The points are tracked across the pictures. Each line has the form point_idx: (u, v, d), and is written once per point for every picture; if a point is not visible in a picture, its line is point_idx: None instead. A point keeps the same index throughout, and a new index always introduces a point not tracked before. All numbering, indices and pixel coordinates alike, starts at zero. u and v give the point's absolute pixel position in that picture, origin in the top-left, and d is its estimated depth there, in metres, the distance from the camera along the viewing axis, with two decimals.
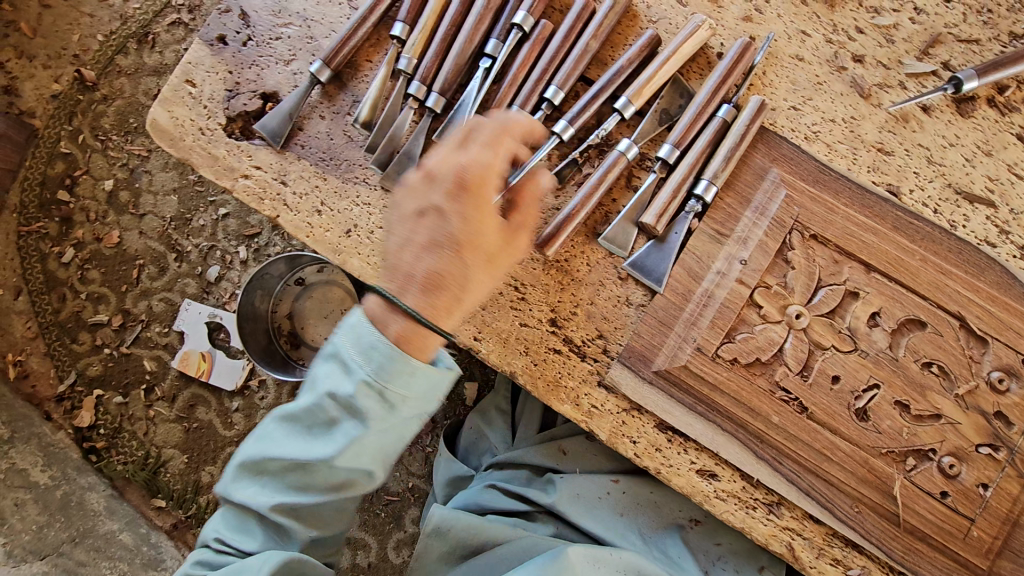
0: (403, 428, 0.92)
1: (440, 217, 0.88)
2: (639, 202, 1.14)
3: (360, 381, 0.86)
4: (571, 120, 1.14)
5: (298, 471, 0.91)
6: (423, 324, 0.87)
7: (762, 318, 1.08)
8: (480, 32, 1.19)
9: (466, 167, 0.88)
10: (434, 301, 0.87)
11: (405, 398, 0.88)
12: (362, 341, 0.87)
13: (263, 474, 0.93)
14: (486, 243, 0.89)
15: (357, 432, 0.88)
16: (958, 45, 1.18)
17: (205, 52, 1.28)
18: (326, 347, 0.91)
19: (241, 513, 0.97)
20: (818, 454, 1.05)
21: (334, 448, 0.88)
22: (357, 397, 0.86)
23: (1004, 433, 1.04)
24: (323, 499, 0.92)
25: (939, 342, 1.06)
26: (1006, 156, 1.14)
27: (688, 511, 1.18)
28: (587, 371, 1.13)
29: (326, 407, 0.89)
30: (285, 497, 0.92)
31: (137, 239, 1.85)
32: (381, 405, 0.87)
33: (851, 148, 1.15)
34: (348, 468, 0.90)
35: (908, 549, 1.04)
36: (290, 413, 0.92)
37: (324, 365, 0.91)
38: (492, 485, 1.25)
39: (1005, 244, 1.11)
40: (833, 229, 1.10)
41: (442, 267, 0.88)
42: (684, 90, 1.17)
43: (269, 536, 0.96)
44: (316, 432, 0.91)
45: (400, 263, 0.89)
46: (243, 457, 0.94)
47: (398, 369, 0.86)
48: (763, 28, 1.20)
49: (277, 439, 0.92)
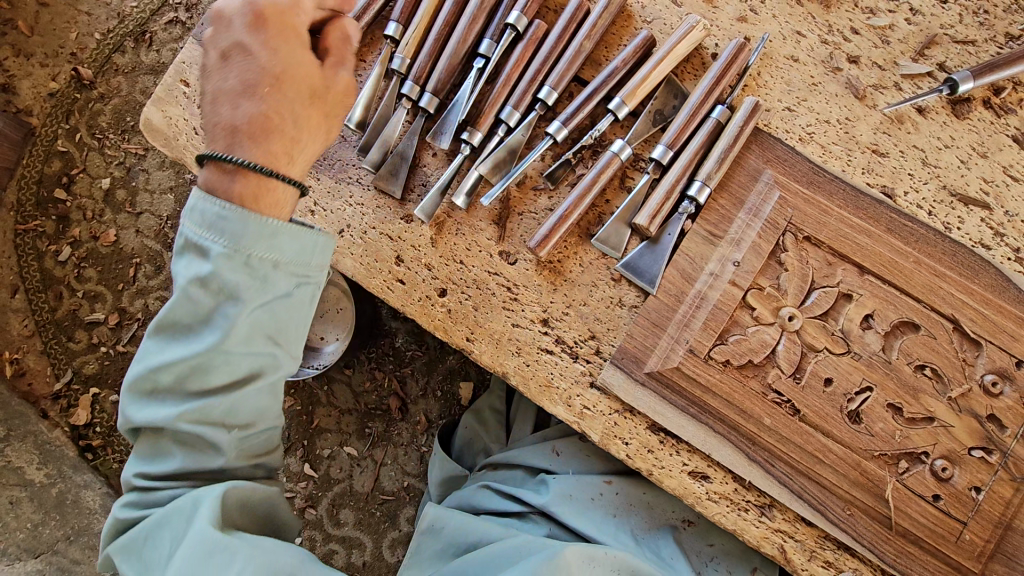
0: (293, 291, 0.90)
1: (247, 55, 0.92)
2: (633, 203, 1.14)
3: (219, 255, 0.84)
4: (565, 121, 1.14)
5: (193, 373, 0.87)
6: (260, 173, 0.88)
7: (755, 319, 1.08)
8: (474, 32, 1.18)
9: (263, 4, 0.93)
10: (266, 148, 0.90)
11: (275, 262, 0.87)
12: (210, 220, 0.85)
13: (155, 390, 0.89)
14: (304, 76, 0.93)
15: (233, 311, 0.85)
16: (954, 45, 1.17)
17: (199, 51, 1.27)
18: (177, 242, 0.87)
19: (153, 440, 0.93)
20: (810, 457, 1.05)
21: (218, 335, 0.85)
22: (219, 273, 0.84)
23: (998, 437, 1.03)
24: (226, 396, 0.89)
25: (933, 345, 1.05)
26: (1002, 158, 1.14)
27: (681, 511, 1.18)
28: (580, 372, 1.13)
29: (195, 297, 0.86)
30: (185, 404, 0.88)
31: (134, 237, 1.85)
32: (250, 274, 0.85)
33: (845, 150, 1.15)
34: (241, 351, 0.87)
35: (900, 551, 1.03)
36: (163, 320, 0.88)
37: (183, 260, 0.87)
38: (486, 483, 1.25)
39: (999, 247, 1.11)
40: (826, 231, 1.09)
41: (263, 108, 0.91)
42: (679, 90, 1.17)
43: (188, 454, 0.92)
44: (193, 329, 0.87)
45: (220, 116, 0.91)
46: (129, 379, 0.89)
47: (260, 230, 0.85)
48: (758, 28, 1.19)
49: (155, 350, 0.89)
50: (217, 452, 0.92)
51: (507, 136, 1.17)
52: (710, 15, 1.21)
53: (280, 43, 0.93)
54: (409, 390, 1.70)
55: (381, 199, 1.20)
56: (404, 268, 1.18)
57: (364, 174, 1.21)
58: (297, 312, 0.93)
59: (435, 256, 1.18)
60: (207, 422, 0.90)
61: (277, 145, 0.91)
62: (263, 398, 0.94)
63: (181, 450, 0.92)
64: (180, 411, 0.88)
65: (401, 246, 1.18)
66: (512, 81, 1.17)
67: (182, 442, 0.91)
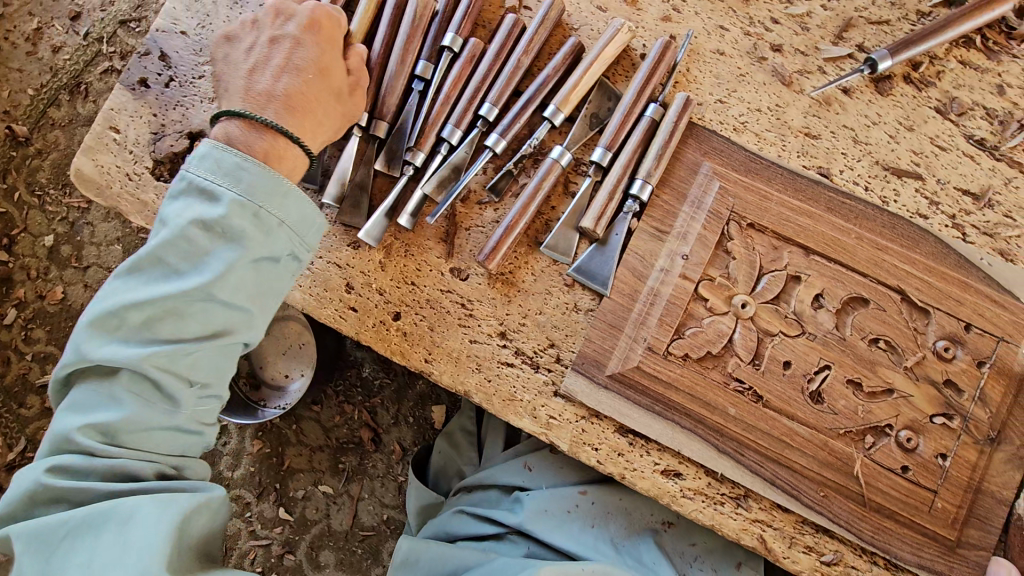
0: (285, 257, 0.94)
1: (297, 46, 1.03)
2: (578, 207, 1.13)
3: (232, 201, 0.88)
4: (504, 134, 1.14)
5: (172, 310, 0.86)
6: (292, 147, 0.99)
7: (709, 310, 1.08)
8: (411, 52, 1.15)
9: (318, 10, 1.06)
10: (290, 125, 1.00)
11: (281, 221, 0.91)
12: (223, 166, 0.90)
13: (123, 329, 0.85)
14: (340, 73, 1.05)
15: (232, 257, 0.87)
16: (870, 27, 1.21)
17: (127, 96, 1.25)
18: (178, 183, 0.90)
19: (99, 388, 0.86)
20: (778, 442, 1.04)
21: (210, 275, 0.86)
22: (226, 216, 0.87)
23: (956, 401, 1.04)
24: (200, 345, 0.88)
25: (883, 317, 1.07)
26: (927, 130, 1.17)
27: (660, 514, 1.16)
28: (542, 382, 1.12)
29: (192, 236, 0.87)
30: (156, 345, 0.85)
31: (82, 293, 1.79)
32: (255, 225, 0.89)
33: (779, 136, 1.17)
34: (226, 301, 0.88)
35: (877, 528, 1.03)
36: (146, 257, 0.87)
37: (185, 199, 0.89)
38: (462, 507, 1.22)
39: (936, 215, 1.13)
40: (769, 216, 1.10)
41: (302, 91, 1.01)
42: (612, 92, 1.18)
43: (140, 407, 0.85)
44: (180, 269, 0.87)
45: (262, 87, 1.01)
46: (94, 313, 0.85)
47: (268, 188, 0.91)
48: (682, 26, 1.21)
49: (132, 288, 0.86)
50: (172, 406, 0.87)
51: (449, 154, 1.16)
52: (636, 16, 1.22)
53: (327, 39, 1.05)
54: (381, 419, 1.67)
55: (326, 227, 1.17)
56: (354, 295, 1.15)
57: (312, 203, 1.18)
58: (282, 281, 0.95)
59: (385, 280, 1.16)
60: (173, 369, 0.86)
61: (301, 127, 1.01)
62: (230, 361, 0.93)
63: (128, 399, 0.85)
64: (151, 352, 0.84)
65: (349, 272, 1.16)
66: (450, 100, 1.16)
67: (134, 390, 0.85)
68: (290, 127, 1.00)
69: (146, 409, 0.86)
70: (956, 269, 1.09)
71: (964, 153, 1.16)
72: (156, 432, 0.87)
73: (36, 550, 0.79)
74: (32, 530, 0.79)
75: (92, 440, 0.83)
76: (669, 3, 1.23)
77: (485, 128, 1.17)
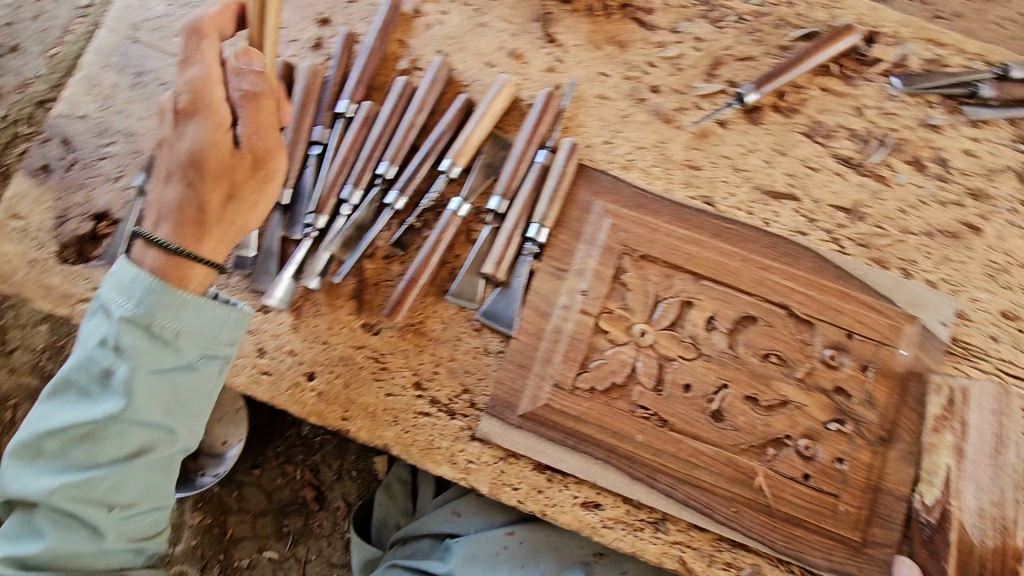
0: (194, 366, 0.94)
1: (169, 146, 0.97)
2: (479, 254, 1.18)
3: (126, 322, 0.89)
4: (403, 189, 1.19)
5: (87, 436, 0.89)
6: (182, 256, 0.95)
7: (611, 342, 1.13)
8: (307, 120, 1.21)
9: (179, 93, 0.96)
10: (185, 229, 0.95)
11: (177, 332, 0.91)
12: (120, 287, 0.91)
13: (46, 457, 0.90)
14: (210, 161, 0.94)
15: (133, 376, 0.89)
16: (738, 63, 1.29)
17: (29, 183, 1.26)
18: (92, 302, 0.93)
19: (29, 515, 0.91)
20: (686, 463, 1.08)
21: (115, 398, 0.88)
22: (122, 337, 0.89)
23: (847, 406, 1.10)
24: (114, 467, 0.90)
25: (772, 333, 1.13)
26: (799, 153, 1.25)
27: (590, 546, 1.17)
28: (459, 428, 1.13)
29: (98, 360, 0.90)
30: (73, 472, 0.89)
31: (7, 377, 1.75)
32: (152, 340, 0.90)
33: (664, 170, 1.24)
34: (135, 420, 0.90)
35: (789, 536, 1.07)
36: (63, 385, 0.92)
37: (94, 320, 0.92)
38: (397, 560, 1.22)
39: (814, 231, 1.21)
40: (658, 246, 1.17)
41: (181, 195, 0.95)
42: (505, 142, 1.24)
43: (65, 532, 0.90)
44: (91, 394, 0.90)
45: (156, 200, 0.98)
46: (19, 442, 0.90)
47: (164, 301, 0.91)
48: (566, 74, 1.28)
49: (50, 416, 0.91)
50: (94, 528, 0.91)
51: (353, 214, 1.19)
52: (520, 69, 1.28)
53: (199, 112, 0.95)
54: (324, 476, 1.65)
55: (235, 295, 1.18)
56: (269, 359, 1.16)
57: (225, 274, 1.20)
58: (198, 389, 0.95)
59: (297, 340, 1.17)
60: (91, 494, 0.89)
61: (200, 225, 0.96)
62: (154, 478, 0.94)
63: (51, 527, 0.89)
64: (67, 480, 0.88)
65: (260, 337, 1.17)
66: (349, 161, 1.20)
67: (58, 517, 0.89)
68: (178, 238, 0.95)
69: (72, 534, 0.90)
70: (835, 281, 1.16)
71: (835, 171, 1.24)
72: (84, 553, 0.91)
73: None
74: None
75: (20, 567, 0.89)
76: (551, 52, 1.29)
77: (385, 185, 1.21)
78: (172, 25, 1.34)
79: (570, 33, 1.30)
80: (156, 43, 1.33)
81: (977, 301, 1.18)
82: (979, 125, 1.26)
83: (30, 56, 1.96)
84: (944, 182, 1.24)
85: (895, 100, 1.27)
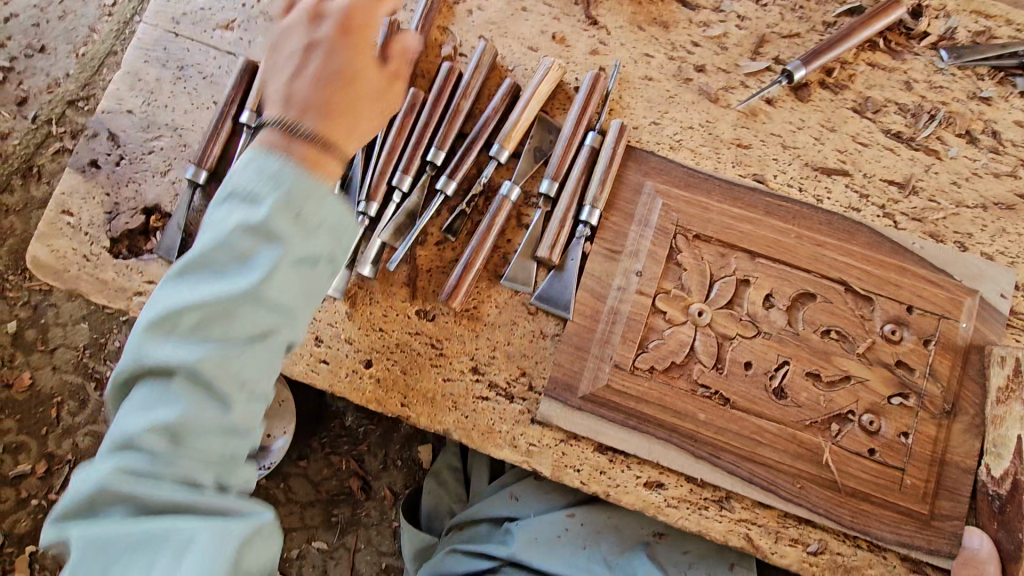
0: (335, 252, 0.81)
1: (325, 51, 0.93)
2: (532, 238, 1.18)
3: (276, 202, 0.76)
4: (452, 176, 1.18)
5: (187, 326, 0.74)
6: (320, 148, 0.84)
7: (669, 322, 1.13)
8: None
9: (353, 6, 0.96)
10: (330, 127, 0.88)
11: (318, 225, 0.78)
12: (266, 169, 0.78)
13: (156, 346, 0.74)
14: (361, 78, 0.93)
15: (279, 263, 0.75)
16: (783, 40, 1.28)
17: (78, 179, 1.26)
18: (222, 188, 0.79)
19: (131, 418, 0.74)
20: (749, 440, 1.08)
21: (261, 283, 0.74)
22: (272, 217, 0.75)
23: (910, 380, 1.10)
24: (229, 373, 0.74)
25: (831, 309, 1.12)
26: (849, 129, 1.24)
27: (651, 525, 1.17)
28: (518, 411, 1.14)
29: (232, 242, 0.75)
30: (193, 372, 0.73)
31: (51, 376, 1.76)
32: (302, 227, 0.77)
33: (713, 150, 1.23)
34: (264, 318, 0.76)
35: (856, 512, 1.07)
36: (219, 256, 0.76)
37: (227, 202, 0.78)
38: (457, 544, 1.23)
39: (866, 207, 1.21)
40: (712, 225, 1.16)
41: (325, 99, 0.89)
42: (552, 126, 1.23)
43: (176, 447, 0.73)
44: (230, 275, 0.75)
45: (292, 96, 0.90)
46: (139, 326, 0.75)
47: (306, 190, 0.78)
48: (610, 56, 1.28)
49: (183, 293, 0.75)
50: (208, 444, 0.74)
51: (403, 202, 1.19)
52: (565, 53, 1.28)
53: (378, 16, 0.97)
54: (369, 465, 1.66)
55: None
56: (324, 348, 1.17)
57: None
58: (317, 283, 0.81)
59: (353, 329, 1.18)
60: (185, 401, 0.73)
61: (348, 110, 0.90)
62: (269, 366, 0.78)
63: (146, 444, 0.72)
64: (188, 376, 0.73)
65: (317, 326, 1.18)
66: (398, 148, 1.19)
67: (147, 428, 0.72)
68: (321, 133, 0.86)
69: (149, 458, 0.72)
70: (892, 255, 1.16)
71: (885, 147, 1.23)
72: (191, 479, 0.73)
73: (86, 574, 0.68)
74: (88, 560, 0.69)
75: (122, 484, 0.71)
76: (594, 36, 1.29)
77: (435, 172, 1.21)
78: (213, 18, 1.34)
79: (613, 16, 1.30)
80: (198, 37, 1.33)
81: None
82: None
83: (58, 57, 1.96)
84: (997, 154, 1.22)
85: (943, 73, 1.26)
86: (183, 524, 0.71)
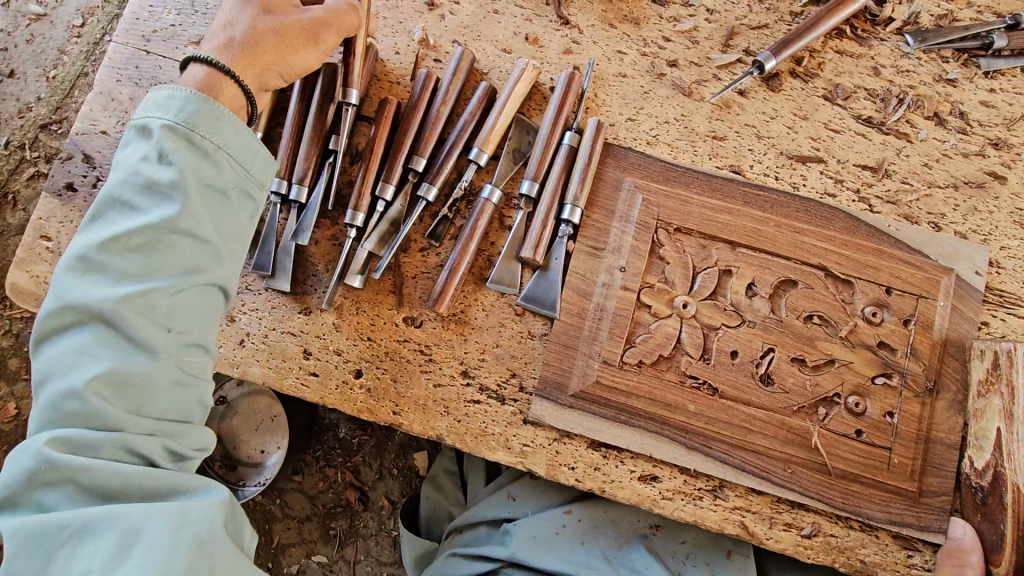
0: (236, 185, 0.94)
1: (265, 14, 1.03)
2: (516, 239, 1.18)
3: (168, 130, 0.89)
4: (434, 181, 1.18)
5: (104, 256, 0.84)
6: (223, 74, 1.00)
7: (654, 316, 1.14)
8: (326, 118, 1.20)
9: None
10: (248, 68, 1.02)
11: (218, 145, 0.92)
12: (159, 103, 0.91)
13: (82, 283, 0.83)
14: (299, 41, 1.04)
15: (180, 179, 0.87)
16: (752, 32, 1.29)
17: (54, 203, 1.25)
18: (123, 135, 0.91)
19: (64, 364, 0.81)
20: (739, 429, 1.09)
21: (172, 202, 0.86)
22: (166, 142, 0.88)
23: (892, 360, 1.12)
24: (161, 282, 0.85)
25: (813, 294, 1.14)
26: (821, 117, 1.26)
27: (647, 518, 1.19)
28: (510, 413, 1.14)
29: (138, 174, 0.87)
30: (127, 285, 0.83)
31: None
32: (200, 151, 0.90)
33: (689, 144, 1.25)
34: (183, 233, 0.87)
35: (846, 493, 1.09)
36: (139, 196, 0.87)
37: (129, 146, 0.90)
38: (453, 551, 1.22)
39: (842, 192, 1.23)
40: (692, 218, 1.17)
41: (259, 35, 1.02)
42: (530, 127, 1.24)
43: (111, 372, 0.81)
44: (140, 207, 0.86)
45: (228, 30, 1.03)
46: (65, 270, 0.84)
47: (203, 112, 0.92)
48: (584, 55, 1.28)
49: (100, 236, 0.85)
50: (144, 359, 0.83)
51: (386, 210, 1.19)
52: (539, 53, 1.28)
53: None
54: (365, 476, 1.66)
55: (273, 299, 1.18)
56: (313, 360, 1.16)
57: (250, 277, 1.19)
58: (236, 223, 0.94)
59: (342, 339, 1.17)
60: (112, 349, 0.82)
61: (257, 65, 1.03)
62: (196, 304, 0.90)
63: (85, 394, 0.79)
64: (121, 317, 0.82)
65: (304, 338, 1.16)
66: (379, 157, 1.20)
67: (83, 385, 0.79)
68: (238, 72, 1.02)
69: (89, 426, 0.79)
70: (869, 239, 1.18)
71: (857, 132, 1.25)
72: (135, 399, 0.82)
73: (31, 557, 0.73)
74: (27, 549, 0.73)
75: (69, 433, 0.78)
76: (566, 36, 1.29)
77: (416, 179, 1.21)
78: (184, 35, 1.33)
79: (584, 15, 1.30)
80: (170, 54, 1.32)
81: (1008, 249, 1.20)
82: (993, 76, 1.28)
83: (27, 80, 1.93)
84: (965, 135, 1.25)
85: (909, 58, 1.28)
86: (124, 512, 0.75)
